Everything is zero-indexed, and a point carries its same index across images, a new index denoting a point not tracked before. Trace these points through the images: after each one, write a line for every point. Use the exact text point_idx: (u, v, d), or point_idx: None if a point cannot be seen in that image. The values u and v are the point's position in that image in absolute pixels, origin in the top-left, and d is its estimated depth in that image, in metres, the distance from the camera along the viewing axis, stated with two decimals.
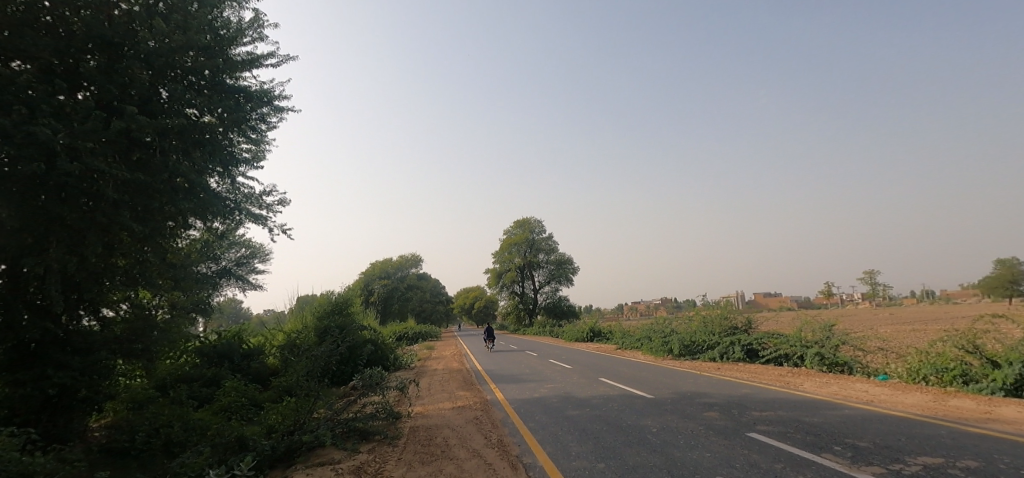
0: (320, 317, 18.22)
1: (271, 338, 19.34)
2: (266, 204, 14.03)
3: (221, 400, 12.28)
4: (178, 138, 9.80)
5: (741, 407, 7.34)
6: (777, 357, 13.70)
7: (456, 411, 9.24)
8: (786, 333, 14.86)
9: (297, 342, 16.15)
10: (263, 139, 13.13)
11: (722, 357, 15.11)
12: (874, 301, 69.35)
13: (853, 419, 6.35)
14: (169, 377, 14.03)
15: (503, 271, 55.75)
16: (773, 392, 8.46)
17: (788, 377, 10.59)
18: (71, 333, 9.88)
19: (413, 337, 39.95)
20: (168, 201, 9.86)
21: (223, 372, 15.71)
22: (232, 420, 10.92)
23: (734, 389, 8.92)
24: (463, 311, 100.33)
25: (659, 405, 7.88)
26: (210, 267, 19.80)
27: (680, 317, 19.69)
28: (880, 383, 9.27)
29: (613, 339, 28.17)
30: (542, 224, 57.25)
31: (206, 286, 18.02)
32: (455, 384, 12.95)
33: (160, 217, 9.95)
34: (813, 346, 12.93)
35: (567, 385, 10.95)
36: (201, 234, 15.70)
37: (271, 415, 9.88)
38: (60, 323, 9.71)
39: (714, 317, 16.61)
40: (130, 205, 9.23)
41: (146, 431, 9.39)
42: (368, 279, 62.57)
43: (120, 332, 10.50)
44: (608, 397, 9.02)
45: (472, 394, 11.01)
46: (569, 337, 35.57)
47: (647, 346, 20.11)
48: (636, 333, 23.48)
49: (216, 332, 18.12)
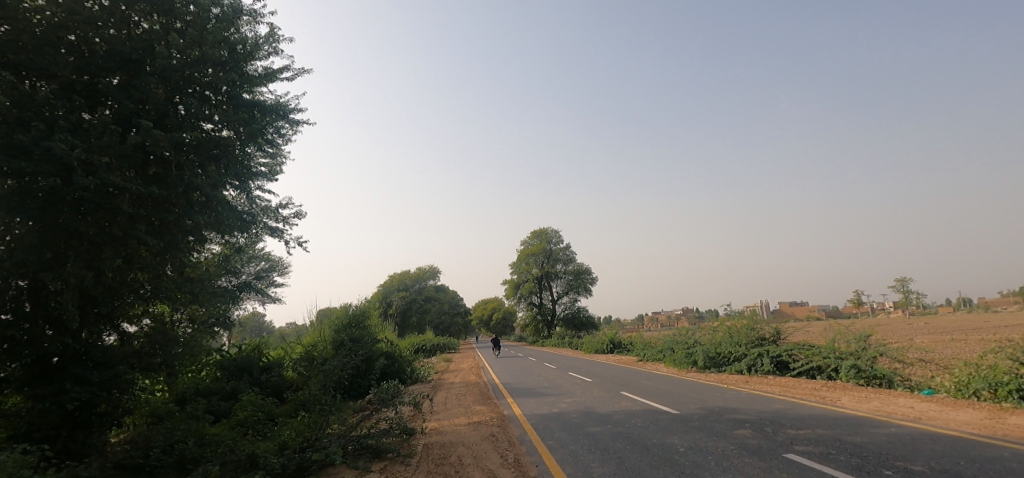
0: (337, 330, 18.09)
1: (289, 351, 19.26)
2: (282, 217, 13.98)
3: (237, 416, 12.11)
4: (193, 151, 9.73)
5: (776, 425, 6.86)
6: (809, 370, 13.07)
7: (472, 427, 8.88)
8: (817, 344, 14.21)
9: (314, 354, 15.99)
10: (279, 153, 13.12)
11: (750, 369, 14.51)
12: (905, 309, 67.07)
13: (902, 439, 5.85)
14: (189, 391, 13.93)
15: (521, 282, 55.34)
16: (809, 408, 7.95)
17: (823, 391, 10.02)
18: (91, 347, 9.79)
19: (431, 349, 39.66)
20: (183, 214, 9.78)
21: (241, 385, 15.63)
22: (248, 435, 10.73)
23: (766, 405, 8.42)
24: (482, 323, 99.94)
25: (686, 422, 7.43)
26: (229, 280, 19.86)
27: (703, 328, 19.09)
28: (925, 399, 8.68)
29: (634, 351, 27.53)
30: (560, 234, 56.78)
31: (224, 299, 18.05)
32: (473, 398, 12.60)
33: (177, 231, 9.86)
34: (848, 358, 12.29)
35: (587, 399, 10.53)
36: (218, 247, 15.73)
37: (286, 431, 9.65)
38: (80, 337, 9.65)
39: (739, 327, 16.01)
40: (145, 219, 9.15)
41: (162, 447, 9.18)
42: (386, 291, 62.69)
43: (139, 347, 10.41)
44: (631, 412, 8.59)
45: (489, 409, 10.64)
46: (589, 349, 34.92)
47: (670, 357, 19.53)
48: (657, 345, 22.88)
49: (235, 345, 18.10)
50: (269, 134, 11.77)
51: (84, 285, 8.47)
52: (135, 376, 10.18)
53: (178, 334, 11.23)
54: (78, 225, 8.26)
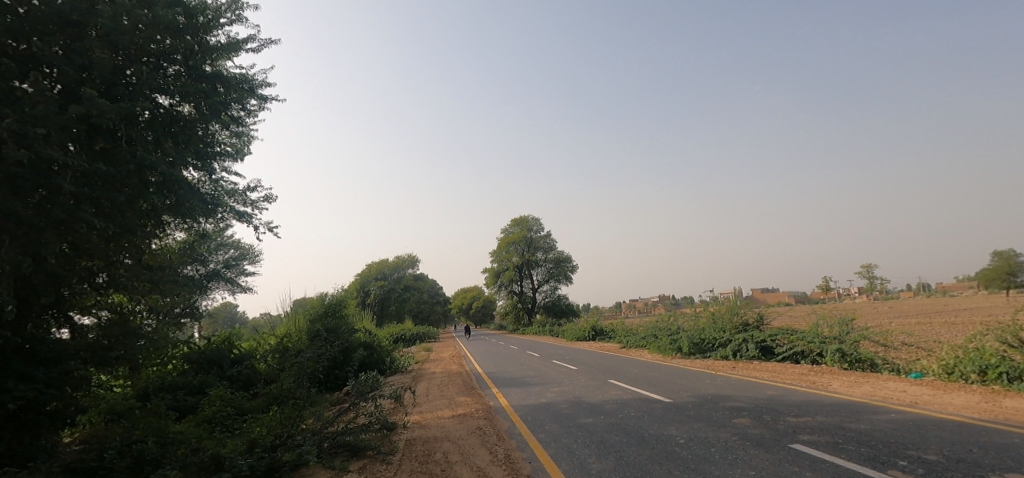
0: (313, 320, 17.44)
1: (261, 342, 18.53)
2: (251, 202, 13.26)
3: (205, 411, 11.47)
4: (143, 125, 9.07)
5: (775, 413, 6.61)
6: (793, 355, 13.01)
7: (456, 420, 8.47)
8: (800, 328, 14.16)
9: (288, 346, 15.35)
10: (245, 132, 12.42)
11: (734, 355, 14.40)
12: (873, 295, 69.00)
13: (907, 426, 5.62)
14: (153, 385, 13.21)
15: (501, 270, 54.95)
16: (803, 394, 7.75)
17: (812, 376, 9.88)
18: (38, 340, 9.03)
19: (410, 339, 39.13)
20: (136, 195, 9.09)
21: (210, 378, 14.91)
22: (216, 432, 10.21)
23: (759, 391, 8.20)
24: (460, 311, 99.50)
25: (680, 412, 7.15)
26: (197, 270, 19.00)
27: (686, 314, 18.99)
28: (916, 382, 8.59)
29: (615, 338, 27.49)
30: (540, 222, 56.39)
31: (191, 290, 17.22)
32: (455, 389, 12.20)
33: (130, 213, 9.14)
34: (832, 342, 12.24)
35: (575, 388, 10.21)
36: (182, 235, 14.92)
37: (256, 427, 9.12)
38: (24, 330, 8.90)
39: (723, 313, 15.90)
40: (92, 199, 8.46)
41: (116, 448, 8.49)
42: (364, 280, 61.58)
43: (93, 340, 9.65)
44: (622, 402, 8.28)
45: (473, 400, 10.26)
46: (569, 337, 34.84)
47: (653, 344, 19.41)
48: (639, 331, 22.77)
49: (204, 337, 17.32)
50: (233, 111, 11.10)
51: (21, 272, 7.77)
52: (89, 373, 9.45)
53: (139, 327, 10.53)
54: (14, 204, 7.51)
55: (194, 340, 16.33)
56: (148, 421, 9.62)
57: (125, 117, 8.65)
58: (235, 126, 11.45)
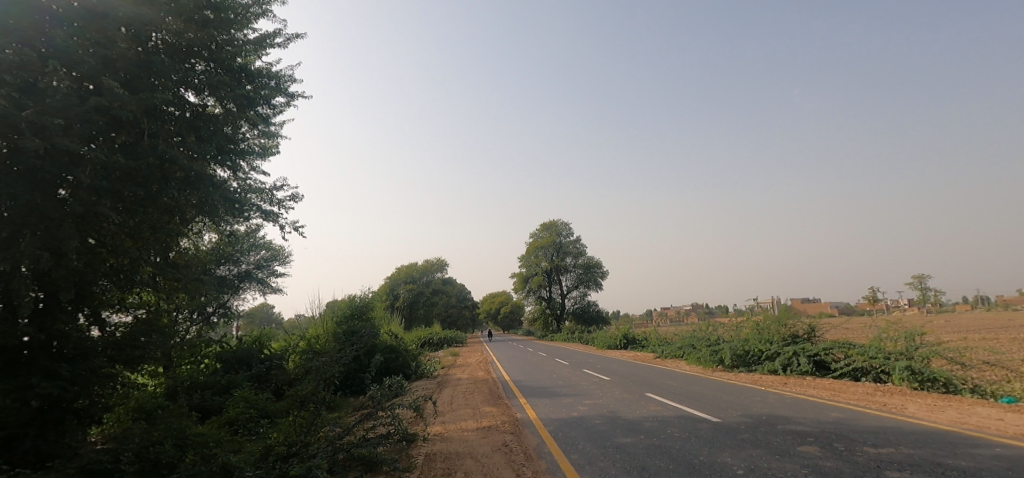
0: (339, 322, 17.13)
1: (290, 343, 18.34)
2: (277, 201, 12.99)
3: (227, 413, 11.14)
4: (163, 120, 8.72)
5: (848, 441, 5.72)
6: (852, 371, 11.88)
7: (481, 434, 7.81)
8: (858, 342, 12.98)
9: (313, 347, 15.02)
10: (272, 131, 12.20)
11: (784, 369, 13.30)
12: (922, 308, 65.36)
13: (1023, 465, 4.69)
14: (182, 383, 13.07)
15: (531, 275, 54.25)
16: (877, 419, 6.79)
17: (879, 397, 8.85)
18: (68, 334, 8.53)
19: (438, 343, 38.84)
20: (158, 190, 8.76)
21: (238, 378, 14.61)
22: (237, 436, 9.84)
23: (822, 414, 7.27)
24: (490, 316, 99.16)
25: (733, 434, 6.31)
26: (229, 269, 19.04)
27: (727, 324, 17.88)
28: (1009, 408, 7.51)
29: (649, 347, 26.40)
30: (571, 227, 55.56)
31: (222, 289, 17.19)
32: (481, 397, 11.57)
33: (153, 207, 8.83)
34: (899, 358, 11.09)
35: (609, 402, 9.42)
36: (212, 234, 14.84)
37: (273, 433, 8.71)
38: (60, 324, 8.43)
39: (769, 323, 14.80)
40: (114, 193, 8.15)
41: (133, 450, 7.92)
42: (393, 283, 61.66)
43: (121, 340, 9.21)
44: (664, 420, 7.45)
45: (500, 410, 9.59)
46: (600, 344, 33.84)
47: (690, 355, 18.36)
48: (675, 341, 21.68)
49: (234, 336, 17.21)
50: (261, 109, 10.84)
51: (43, 266, 7.33)
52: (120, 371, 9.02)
53: (164, 325, 10.04)
54: (31, 196, 7.20)
55: (224, 339, 16.21)
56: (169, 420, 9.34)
57: (148, 110, 8.35)
58: (263, 125, 11.22)
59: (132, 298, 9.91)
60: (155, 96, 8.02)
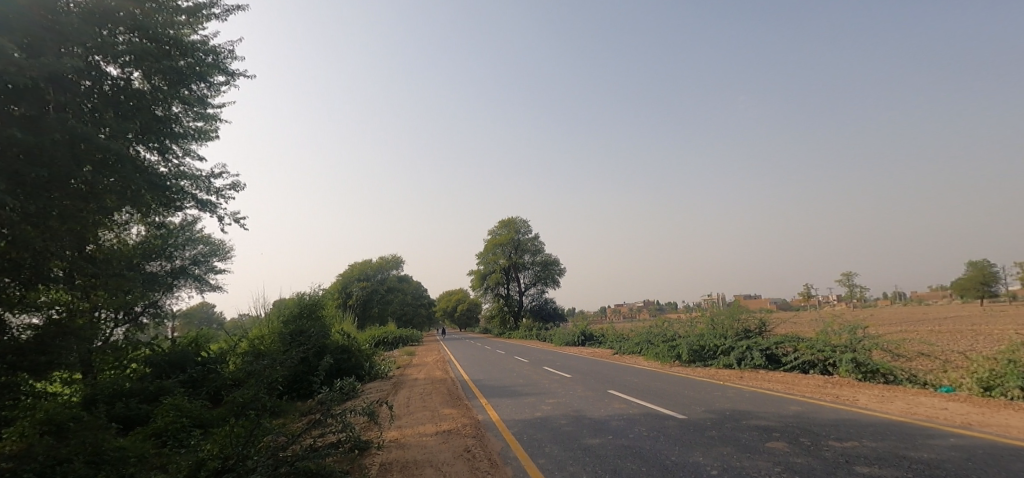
0: (287, 321, 16.31)
1: (229, 345, 17.29)
2: (214, 190, 12.15)
3: (154, 423, 10.33)
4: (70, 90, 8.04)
5: (813, 435, 5.73)
6: (801, 364, 12.17)
7: (441, 439, 7.47)
8: (807, 335, 13.37)
9: (258, 348, 14.19)
10: (210, 114, 11.42)
11: (738, 363, 13.54)
12: (857, 303, 69.38)
13: (980, 455, 4.78)
14: (103, 391, 11.99)
15: (487, 273, 53.92)
16: (837, 412, 6.88)
17: (831, 388, 9.08)
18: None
19: (392, 342, 37.97)
20: (65, 170, 8.08)
21: (169, 384, 13.63)
22: (166, 449, 9.14)
23: (783, 408, 7.33)
24: (445, 314, 98.16)
25: (701, 433, 6.25)
26: (161, 266, 17.74)
27: (683, 320, 18.16)
28: (953, 398, 7.81)
29: (606, 343, 26.61)
30: (527, 224, 55.57)
31: (152, 287, 15.94)
32: (439, 399, 11.16)
33: (58, 189, 8.17)
34: (844, 350, 11.43)
35: (572, 400, 9.26)
36: (139, 227, 13.72)
37: (207, 445, 8.09)
38: None
39: (724, 318, 15.07)
40: (9, 172, 7.45)
41: (36, 470, 7.12)
42: (346, 281, 59.90)
43: (27, 344, 8.30)
44: (631, 418, 7.34)
45: (461, 412, 9.24)
46: (558, 342, 33.90)
47: (648, 351, 18.55)
48: (633, 337, 21.88)
49: (166, 337, 16.06)
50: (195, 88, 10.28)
51: None
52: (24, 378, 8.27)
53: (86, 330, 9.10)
54: None
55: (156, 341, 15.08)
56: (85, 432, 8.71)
57: (53, 79, 7.72)
58: (199, 106, 10.54)
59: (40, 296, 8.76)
60: (64, 63, 7.38)
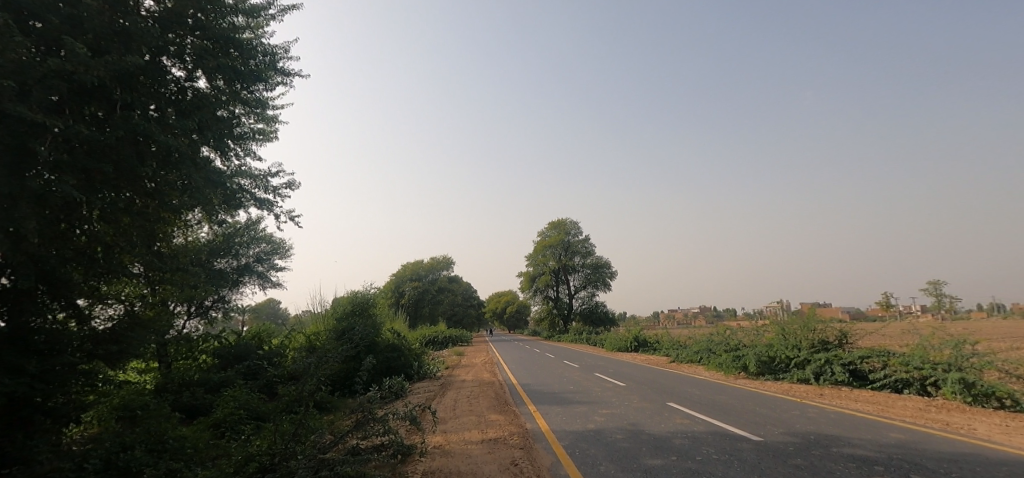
0: (340, 318, 16.33)
1: (292, 340, 17.40)
2: (272, 189, 12.17)
3: (215, 413, 10.39)
4: (136, 86, 7.88)
5: (928, 472, 4.76)
6: (893, 383, 10.86)
7: (486, 449, 6.91)
8: (896, 350, 11.96)
9: (313, 344, 14.18)
10: (270, 116, 11.69)
11: (816, 379, 12.28)
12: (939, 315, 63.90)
13: None
14: (172, 381, 12.42)
15: (538, 274, 53.27)
16: (951, 444, 5.83)
17: (936, 414, 7.87)
18: (44, 327, 7.63)
19: (442, 342, 37.94)
20: (130, 167, 7.96)
21: (237, 374, 13.87)
22: (224, 441, 9.08)
23: (880, 434, 6.32)
24: (495, 316, 98.22)
25: (782, 460, 5.38)
26: (228, 263, 18.35)
27: (748, 328, 16.86)
28: None
29: (661, 350, 25.43)
30: (579, 226, 54.62)
31: (218, 283, 16.42)
32: (487, 403, 10.67)
33: (125, 182, 8.12)
34: (948, 369, 10.09)
35: (628, 412, 8.52)
36: (203, 226, 14.12)
37: (256, 440, 7.94)
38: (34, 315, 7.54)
39: (796, 328, 13.78)
40: (77, 169, 7.36)
41: (101, 456, 7.09)
42: (399, 280, 60.87)
43: (102, 332, 8.39)
44: (696, 436, 6.55)
45: (507, 419, 8.69)
46: (609, 346, 32.85)
47: (709, 360, 17.37)
48: (691, 344, 20.66)
49: (232, 330, 16.30)
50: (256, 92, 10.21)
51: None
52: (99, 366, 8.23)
53: (150, 320, 9.23)
54: None
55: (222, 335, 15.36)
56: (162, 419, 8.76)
57: (121, 78, 7.59)
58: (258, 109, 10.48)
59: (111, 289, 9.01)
60: (125, 61, 7.15)
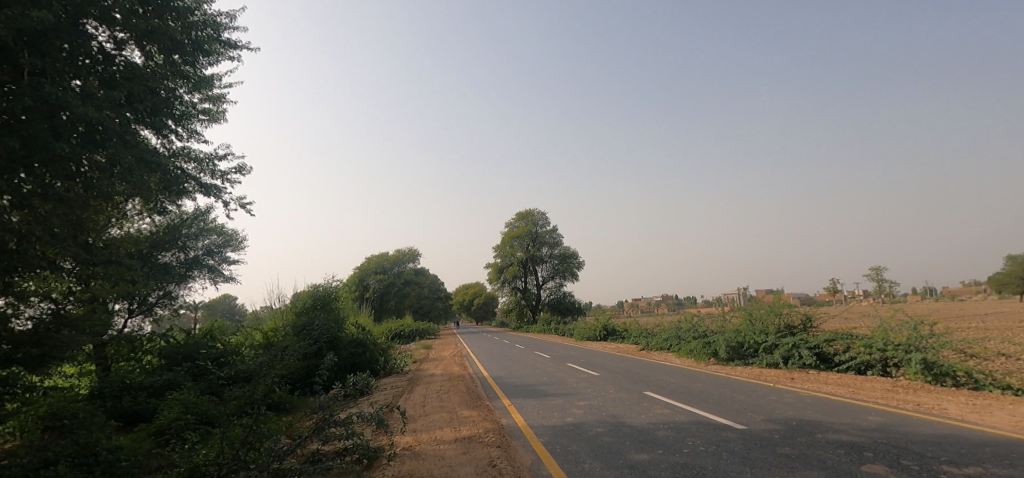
0: (300, 313, 15.55)
1: (248, 337, 16.52)
2: (219, 174, 11.37)
3: (160, 419, 9.70)
4: (45, 51, 7.15)
5: (916, 456, 4.66)
6: (856, 365, 10.98)
7: (460, 448, 6.52)
8: (860, 332, 12.15)
9: (270, 341, 13.43)
10: (216, 95, 10.88)
11: (783, 363, 12.36)
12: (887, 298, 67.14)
13: None
14: (113, 385, 11.54)
15: (505, 266, 53.03)
16: (930, 426, 5.80)
17: (905, 394, 7.93)
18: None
19: (409, 335, 37.24)
20: (43, 139, 7.14)
21: (186, 372, 12.98)
22: (170, 450, 8.41)
23: (860, 417, 6.26)
24: (462, 308, 97.61)
25: (771, 450, 5.20)
26: (175, 256, 17.05)
27: (716, 314, 16.99)
28: None
29: (630, 339, 25.56)
30: (546, 216, 54.54)
31: (163, 278, 15.35)
32: (458, 397, 10.30)
33: (37, 156, 7.25)
34: (909, 349, 10.23)
35: (606, 403, 8.28)
36: (145, 214, 13.06)
37: (205, 448, 7.33)
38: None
39: (764, 313, 13.87)
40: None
41: (23, 472, 6.44)
42: (364, 274, 59.44)
43: (23, 332, 7.61)
44: (679, 428, 6.35)
45: (481, 415, 8.32)
46: (578, 336, 32.90)
47: (679, 348, 17.43)
48: (660, 332, 20.74)
49: (183, 328, 15.32)
50: (199, 69, 9.63)
51: None
52: (22, 373, 7.55)
53: (85, 320, 8.45)
54: None
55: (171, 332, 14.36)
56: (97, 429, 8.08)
57: (27, 37, 6.87)
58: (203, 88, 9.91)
59: (34, 285, 8.20)
60: (29, 15, 6.36)
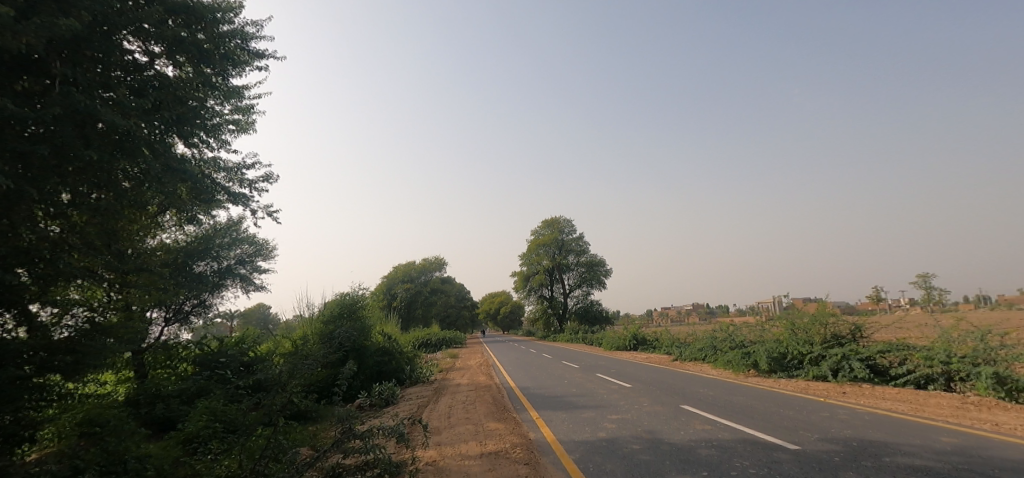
0: (328, 321, 15.40)
1: (280, 345, 16.48)
2: (247, 181, 11.30)
3: (188, 426, 9.50)
4: (74, 59, 6.96)
5: None
6: (916, 378, 10.17)
7: (486, 464, 6.10)
8: (916, 343, 11.29)
9: (298, 349, 13.25)
10: (246, 106, 10.84)
11: (832, 375, 11.58)
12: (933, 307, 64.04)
13: None
14: (147, 392, 11.55)
15: (532, 274, 52.57)
16: (1017, 450, 5.13)
17: (978, 412, 7.19)
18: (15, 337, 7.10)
19: (436, 344, 37.04)
20: (71, 149, 6.89)
21: (217, 379, 12.89)
22: (195, 458, 8.16)
23: (931, 439, 5.61)
24: (489, 316, 97.30)
25: (835, 475, 4.61)
26: (209, 266, 17.18)
27: (754, 323, 16.19)
28: None
29: (661, 349, 24.75)
30: (573, 224, 53.93)
31: (195, 286, 15.48)
32: (485, 409, 9.88)
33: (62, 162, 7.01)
34: (978, 362, 9.40)
35: (641, 418, 7.75)
36: (178, 224, 13.17)
37: (227, 458, 7.05)
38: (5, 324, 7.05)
39: (808, 322, 13.07)
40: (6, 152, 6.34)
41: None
42: (392, 282, 59.72)
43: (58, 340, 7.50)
44: (724, 446, 5.79)
45: (508, 428, 7.88)
46: (607, 346, 32.14)
47: (714, 358, 16.67)
48: (694, 341, 19.95)
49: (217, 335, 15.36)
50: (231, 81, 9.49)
51: None
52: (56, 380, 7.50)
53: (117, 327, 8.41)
54: None
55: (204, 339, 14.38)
56: (131, 438, 7.93)
57: (57, 46, 6.69)
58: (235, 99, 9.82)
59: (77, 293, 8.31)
60: (58, 25, 6.15)
